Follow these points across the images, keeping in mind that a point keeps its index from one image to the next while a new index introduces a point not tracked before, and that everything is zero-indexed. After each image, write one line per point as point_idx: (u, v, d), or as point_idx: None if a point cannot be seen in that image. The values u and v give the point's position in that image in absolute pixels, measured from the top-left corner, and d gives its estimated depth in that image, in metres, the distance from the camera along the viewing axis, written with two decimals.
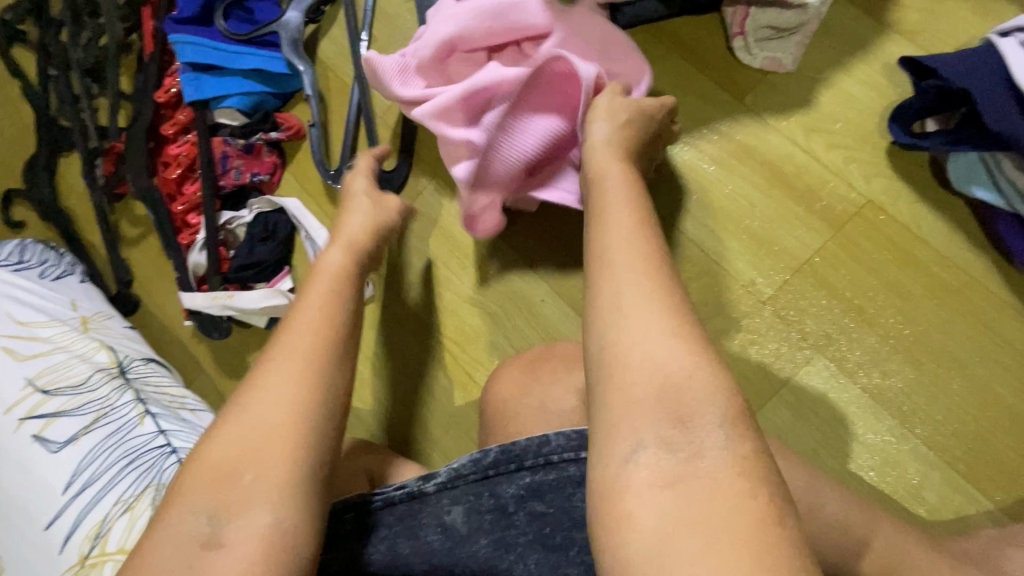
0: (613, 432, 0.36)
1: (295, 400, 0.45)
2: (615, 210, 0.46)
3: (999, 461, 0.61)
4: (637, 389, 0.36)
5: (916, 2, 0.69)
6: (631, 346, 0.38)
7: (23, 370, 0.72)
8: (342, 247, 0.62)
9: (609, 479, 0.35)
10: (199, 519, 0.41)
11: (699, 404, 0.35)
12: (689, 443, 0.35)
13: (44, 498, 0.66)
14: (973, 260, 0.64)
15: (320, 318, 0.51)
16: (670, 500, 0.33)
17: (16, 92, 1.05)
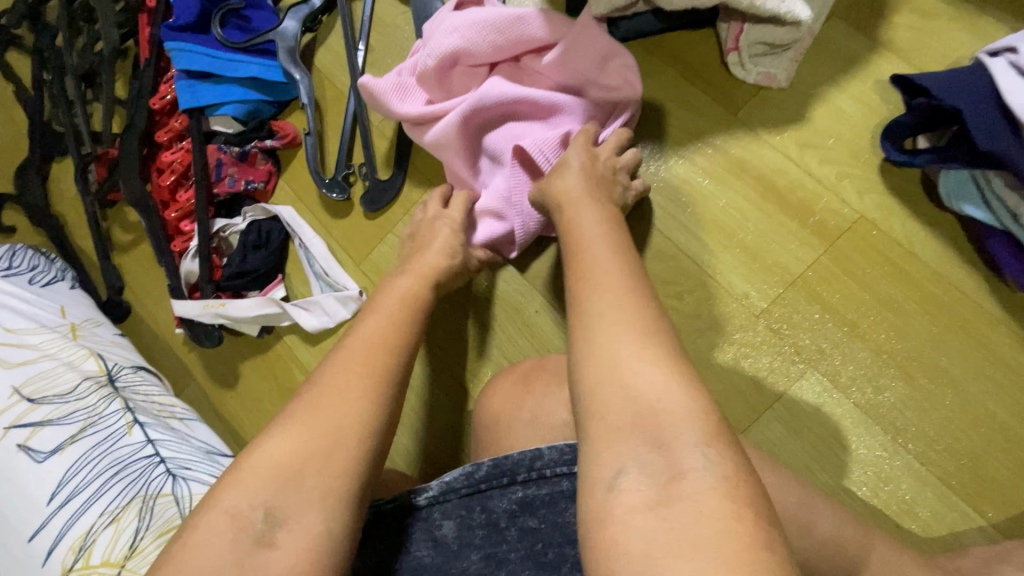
0: (598, 457, 0.36)
1: (361, 409, 0.46)
2: (594, 247, 0.49)
3: (992, 478, 0.61)
4: (615, 415, 0.37)
5: (908, 21, 0.70)
6: (622, 370, 0.38)
7: (10, 378, 0.71)
8: (415, 275, 0.64)
9: (595, 506, 0.35)
10: (255, 516, 0.40)
11: (676, 426, 0.35)
12: (671, 464, 0.34)
13: (28, 509, 0.64)
14: (965, 276, 0.65)
15: (385, 334, 0.53)
16: (655, 525, 0.32)
17: (10, 97, 1.04)
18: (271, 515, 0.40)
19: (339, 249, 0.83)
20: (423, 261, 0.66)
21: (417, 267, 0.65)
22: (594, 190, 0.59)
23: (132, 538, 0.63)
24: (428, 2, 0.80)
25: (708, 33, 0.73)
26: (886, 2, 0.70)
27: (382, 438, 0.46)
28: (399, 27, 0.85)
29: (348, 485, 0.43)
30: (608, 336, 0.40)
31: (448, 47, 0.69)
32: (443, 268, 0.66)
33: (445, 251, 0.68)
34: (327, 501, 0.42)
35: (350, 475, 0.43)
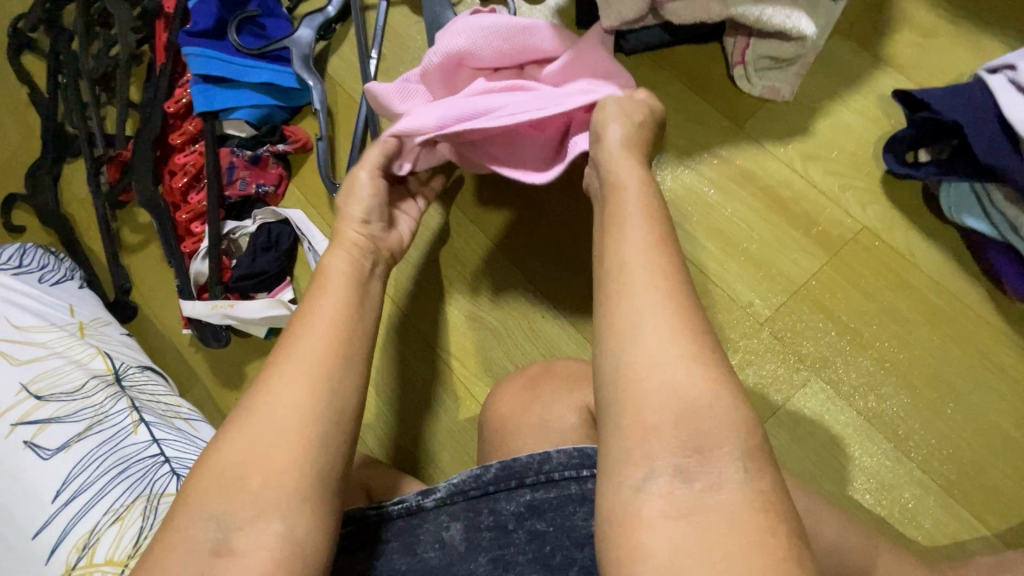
0: (628, 458, 0.36)
1: (303, 412, 0.46)
2: (633, 219, 0.46)
3: (994, 487, 0.62)
4: (655, 418, 0.37)
5: (908, 39, 0.72)
6: (644, 369, 0.38)
7: (18, 375, 0.71)
8: (345, 250, 0.61)
9: (620, 506, 0.36)
10: (211, 524, 0.42)
11: (717, 435, 0.36)
12: (704, 472, 0.35)
13: (31, 507, 0.64)
14: (966, 287, 0.66)
15: (331, 328, 0.52)
16: (684, 534, 0.34)
17: (23, 99, 1.06)
18: (227, 525, 0.42)
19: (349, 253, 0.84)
20: (345, 236, 0.62)
21: (346, 239, 0.62)
22: (639, 160, 0.54)
23: (135, 536, 0.63)
24: (441, 13, 0.81)
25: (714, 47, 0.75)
26: (888, 20, 0.72)
27: (336, 437, 0.46)
28: (411, 37, 0.87)
29: (302, 489, 0.44)
30: (647, 333, 0.39)
31: (460, 42, 0.69)
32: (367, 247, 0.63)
33: (362, 223, 0.64)
34: (282, 507, 0.43)
35: (299, 477, 0.44)
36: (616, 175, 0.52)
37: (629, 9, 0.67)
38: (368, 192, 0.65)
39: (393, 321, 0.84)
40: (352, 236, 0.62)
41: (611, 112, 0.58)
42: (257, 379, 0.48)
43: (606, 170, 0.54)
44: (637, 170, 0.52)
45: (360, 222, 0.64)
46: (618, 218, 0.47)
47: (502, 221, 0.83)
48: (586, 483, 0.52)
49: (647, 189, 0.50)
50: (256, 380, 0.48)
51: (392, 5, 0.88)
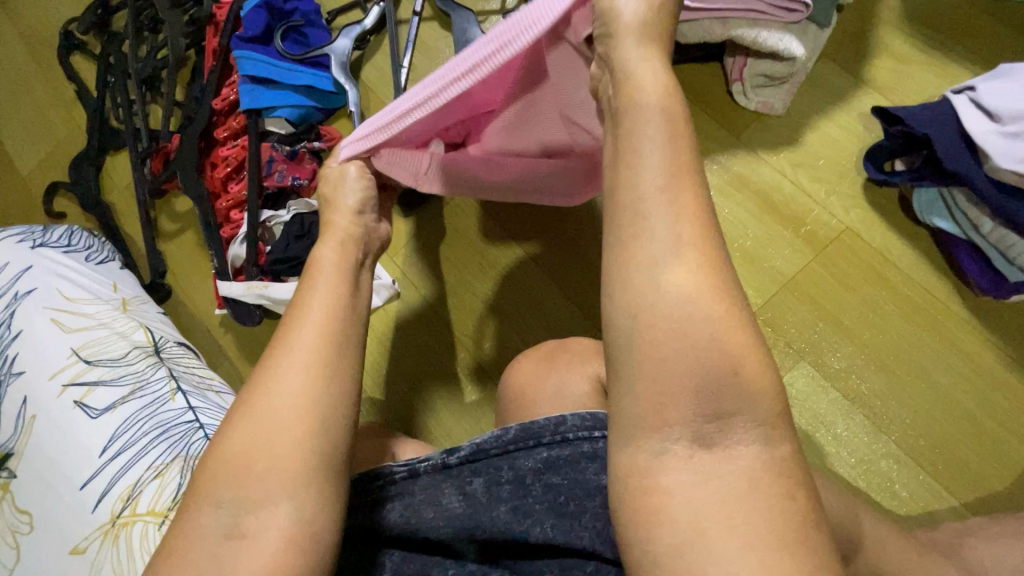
0: (645, 425, 0.37)
1: (300, 401, 0.47)
2: (651, 159, 0.41)
3: (959, 458, 0.70)
4: (675, 387, 0.36)
5: (887, 64, 0.80)
6: (656, 331, 0.37)
7: (69, 341, 0.77)
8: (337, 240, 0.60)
9: (636, 467, 0.37)
10: (221, 509, 0.44)
11: (740, 403, 0.36)
12: (724, 439, 0.36)
13: (81, 461, 0.69)
14: (936, 282, 0.74)
15: (327, 316, 0.52)
16: (700, 496, 0.35)
17: (68, 94, 1.12)
18: (240, 508, 0.43)
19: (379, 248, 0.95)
20: (335, 225, 0.62)
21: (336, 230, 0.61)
22: (662, 68, 0.46)
23: (174, 491, 0.67)
24: (469, 30, 0.90)
25: (715, 66, 0.83)
26: (868, 47, 0.81)
27: (336, 420, 0.48)
28: (439, 49, 0.96)
29: (317, 467, 0.46)
30: (668, 296, 0.37)
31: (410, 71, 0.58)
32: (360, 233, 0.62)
33: (356, 213, 0.63)
34: (292, 492, 0.44)
35: (307, 455, 0.45)
36: (637, 83, 0.45)
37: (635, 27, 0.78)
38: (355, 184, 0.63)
39: (416, 307, 0.92)
40: (345, 222, 0.62)
41: None
42: (254, 372, 0.50)
43: (625, 80, 0.45)
44: (662, 77, 0.44)
45: (348, 210, 0.63)
46: (631, 151, 0.42)
47: (519, 219, 0.92)
48: (598, 443, 0.56)
49: (673, 105, 0.43)
50: (253, 374, 0.49)
51: (423, 20, 0.97)
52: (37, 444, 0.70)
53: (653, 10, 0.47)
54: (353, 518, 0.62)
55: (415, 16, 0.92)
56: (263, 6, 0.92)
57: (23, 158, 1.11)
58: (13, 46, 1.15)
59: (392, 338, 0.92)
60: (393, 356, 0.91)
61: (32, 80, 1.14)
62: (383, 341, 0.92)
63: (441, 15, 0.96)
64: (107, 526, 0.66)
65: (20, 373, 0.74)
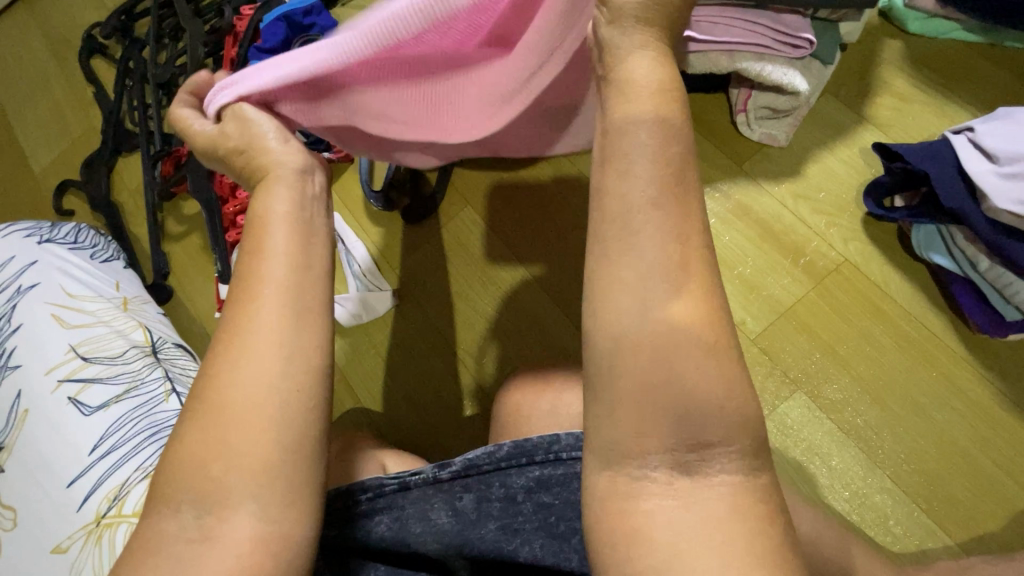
0: (621, 450, 0.35)
1: (264, 400, 0.40)
2: (641, 163, 0.36)
3: (953, 497, 0.69)
4: (658, 406, 0.34)
5: (888, 103, 0.82)
6: (635, 344, 0.35)
7: (68, 337, 0.77)
8: (286, 197, 0.46)
9: (618, 491, 0.36)
10: (182, 514, 0.39)
11: (727, 433, 0.35)
12: (705, 467, 0.35)
13: (71, 458, 0.69)
14: (934, 318, 0.75)
15: (289, 280, 0.43)
16: (683, 521, 0.34)
17: (86, 96, 1.15)
18: (200, 509, 0.39)
19: (378, 254, 0.95)
20: (275, 173, 0.47)
21: (281, 182, 0.46)
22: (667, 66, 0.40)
23: None
24: None
25: (721, 96, 0.85)
26: (871, 85, 0.83)
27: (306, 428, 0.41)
28: None
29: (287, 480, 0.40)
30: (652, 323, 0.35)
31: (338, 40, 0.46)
32: (310, 167, 0.48)
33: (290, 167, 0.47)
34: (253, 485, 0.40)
35: (275, 454, 0.40)
36: (626, 72, 0.39)
37: None
38: (268, 129, 0.48)
39: (414, 318, 0.92)
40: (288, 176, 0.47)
41: None
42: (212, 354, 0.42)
43: (617, 72, 0.39)
44: (659, 70, 0.38)
45: (281, 153, 0.47)
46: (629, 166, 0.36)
47: (522, 237, 0.93)
48: None
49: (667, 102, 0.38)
50: (212, 354, 0.42)
51: None
52: (28, 439, 0.70)
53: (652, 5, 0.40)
54: (336, 531, 0.59)
55: None
56: (282, 19, 0.94)
57: (37, 155, 1.13)
58: (36, 46, 1.18)
59: (388, 348, 0.92)
60: (388, 366, 0.91)
61: (51, 80, 1.16)
62: (380, 350, 0.92)
63: None
64: (92, 526, 0.65)
65: (16, 367, 0.74)
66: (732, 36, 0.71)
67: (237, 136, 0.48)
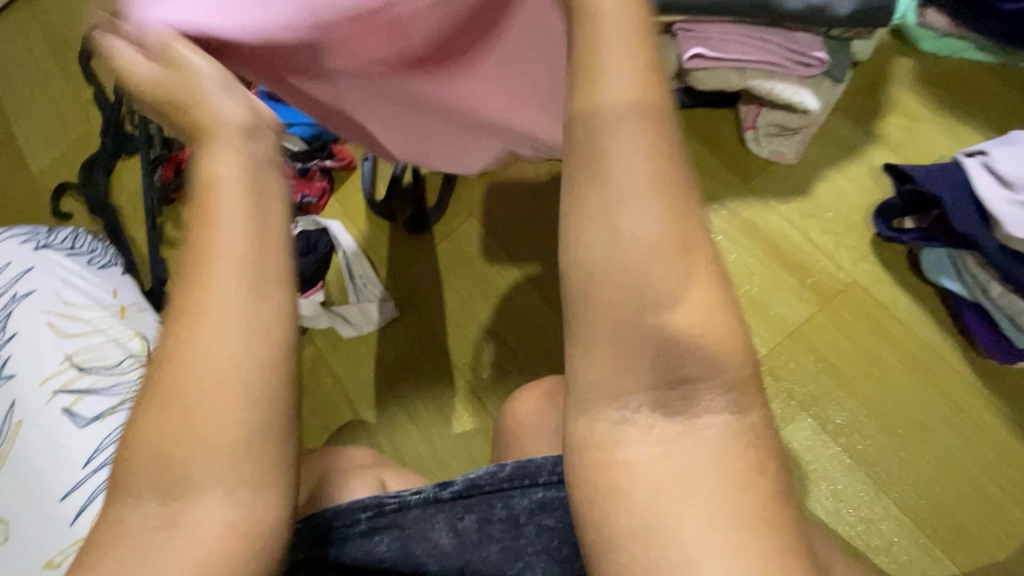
0: (599, 401, 0.31)
1: (220, 428, 0.32)
2: (613, 74, 0.30)
3: (960, 524, 0.69)
4: (632, 340, 0.30)
5: (898, 122, 0.81)
6: (618, 291, 0.30)
7: (64, 346, 0.75)
8: (232, 159, 0.34)
9: (594, 445, 0.32)
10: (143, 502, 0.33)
11: (707, 369, 0.31)
12: (688, 409, 0.31)
13: (66, 471, 0.68)
14: (942, 341, 0.74)
15: (236, 268, 0.33)
16: (661, 471, 0.31)
17: (86, 97, 1.13)
18: (161, 502, 0.33)
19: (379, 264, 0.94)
20: (215, 136, 0.34)
21: (220, 140, 0.34)
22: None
23: None
24: None
25: (729, 112, 0.84)
26: (881, 104, 0.82)
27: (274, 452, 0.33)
28: None
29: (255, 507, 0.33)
30: (642, 250, 0.30)
31: None
32: (259, 125, 0.36)
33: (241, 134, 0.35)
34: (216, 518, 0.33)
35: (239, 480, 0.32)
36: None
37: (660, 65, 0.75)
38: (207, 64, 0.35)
39: (414, 330, 0.91)
40: (229, 140, 0.34)
41: None
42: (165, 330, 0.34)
43: None
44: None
45: (225, 101, 0.35)
46: (602, 111, 0.30)
47: (525, 248, 0.92)
48: None
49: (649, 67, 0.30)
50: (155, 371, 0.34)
51: None
52: (21, 451, 0.69)
53: None
54: (311, 547, 0.56)
55: None
56: None
57: (34, 155, 1.12)
58: (36, 46, 1.17)
59: (388, 360, 0.90)
60: (389, 378, 0.90)
61: (52, 81, 1.15)
62: (380, 361, 0.90)
63: None
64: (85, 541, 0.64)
65: (10, 377, 0.73)
66: (745, 54, 0.70)
67: (165, 83, 0.35)
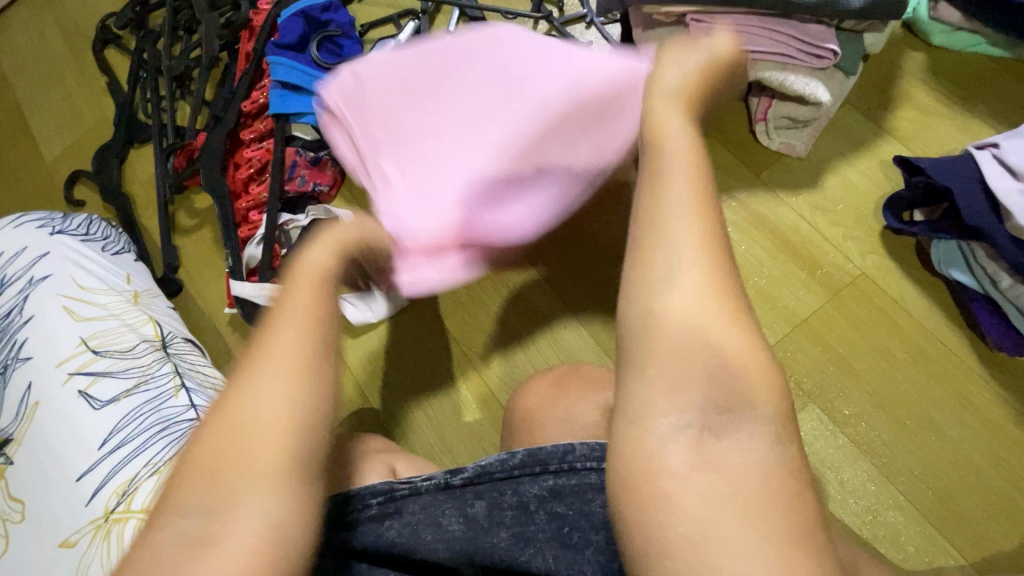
0: (645, 415, 0.35)
1: (279, 435, 0.37)
2: (677, 179, 0.39)
3: (967, 516, 0.69)
4: (686, 369, 0.35)
5: (909, 115, 0.82)
6: (670, 332, 0.35)
7: (80, 330, 0.76)
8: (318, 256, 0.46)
9: (640, 447, 0.34)
10: (187, 516, 0.36)
11: (750, 398, 0.35)
12: (733, 428, 0.34)
13: (81, 451, 0.69)
14: (951, 334, 0.74)
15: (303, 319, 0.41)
16: (709, 480, 0.33)
17: (99, 87, 1.14)
18: (213, 504, 0.36)
19: None
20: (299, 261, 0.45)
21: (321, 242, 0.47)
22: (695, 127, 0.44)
23: None
24: None
25: (741, 105, 0.84)
26: (892, 97, 0.82)
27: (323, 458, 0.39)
28: None
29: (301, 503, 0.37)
30: (692, 306, 0.36)
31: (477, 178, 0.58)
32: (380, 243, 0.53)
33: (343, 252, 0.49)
34: (269, 498, 0.36)
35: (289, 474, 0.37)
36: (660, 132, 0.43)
37: None
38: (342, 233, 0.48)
39: (424, 319, 0.92)
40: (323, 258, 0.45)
41: (664, 64, 0.49)
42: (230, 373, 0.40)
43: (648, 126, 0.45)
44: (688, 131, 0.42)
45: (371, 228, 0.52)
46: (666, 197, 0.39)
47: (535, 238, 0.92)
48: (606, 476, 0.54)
49: (700, 175, 0.41)
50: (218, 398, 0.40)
51: None
52: (37, 432, 0.70)
53: (701, 77, 0.48)
54: (328, 530, 0.57)
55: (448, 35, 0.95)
56: (300, 15, 0.94)
57: (48, 144, 1.13)
58: (50, 37, 1.18)
59: (399, 348, 0.91)
60: (400, 367, 0.90)
61: (65, 71, 1.15)
62: (391, 350, 0.91)
63: None
64: (101, 521, 0.65)
65: (27, 359, 0.74)
66: (756, 45, 0.71)
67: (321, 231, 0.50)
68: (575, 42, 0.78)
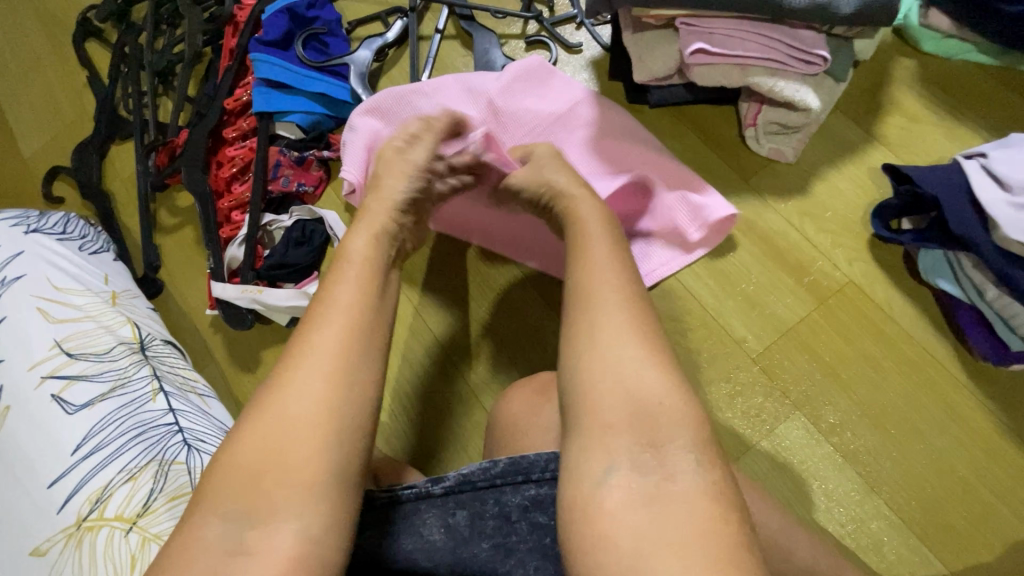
0: (592, 453, 0.41)
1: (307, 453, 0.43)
2: (592, 250, 0.53)
3: (949, 525, 0.69)
4: (612, 414, 0.42)
5: (899, 122, 0.81)
6: (601, 390, 0.43)
7: (53, 331, 0.74)
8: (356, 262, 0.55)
9: (583, 485, 0.40)
10: (226, 525, 0.41)
11: (669, 432, 0.41)
12: (661, 463, 0.40)
13: (53, 457, 0.67)
14: (936, 343, 0.74)
15: (339, 342, 0.48)
16: (638, 518, 0.38)
17: (79, 81, 1.11)
18: (246, 519, 0.41)
19: None
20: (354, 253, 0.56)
21: (354, 257, 0.56)
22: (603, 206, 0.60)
23: (145, 497, 0.64)
24: (489, 51, 0.90)
25: (730, 110, 0.84)
26: (882, 104, 0.82)
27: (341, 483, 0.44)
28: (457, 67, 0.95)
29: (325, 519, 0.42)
30: (622, 373, 0.44)
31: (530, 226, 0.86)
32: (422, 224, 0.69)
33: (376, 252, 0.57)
34: (298, 509, 0.42)
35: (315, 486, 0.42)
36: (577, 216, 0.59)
37: (662, 66, 0.76)
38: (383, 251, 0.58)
39: (410, 322, 0.91)
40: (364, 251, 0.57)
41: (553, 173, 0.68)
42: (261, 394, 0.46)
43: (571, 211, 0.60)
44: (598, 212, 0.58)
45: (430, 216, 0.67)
46: (590, 260, 0.52)
47: None
48: None
49: (612, 250, 0.53)
50: (247, 420, 0.45)
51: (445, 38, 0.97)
52: (7, 436, 0.68)
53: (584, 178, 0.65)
54: None
55: (437, 34, 0.93)
56: (285, 11, 0.93)
57: (26, 138, 1.10)
58: (29, 28, 1.15)
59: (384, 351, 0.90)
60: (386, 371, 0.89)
61: (45, 64, 1.13)
62: None
63: (463, 35, 0.96)
64: (71, 529, 0.63)
65: None
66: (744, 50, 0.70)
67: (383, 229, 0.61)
68: (548, 77, 0.85)
